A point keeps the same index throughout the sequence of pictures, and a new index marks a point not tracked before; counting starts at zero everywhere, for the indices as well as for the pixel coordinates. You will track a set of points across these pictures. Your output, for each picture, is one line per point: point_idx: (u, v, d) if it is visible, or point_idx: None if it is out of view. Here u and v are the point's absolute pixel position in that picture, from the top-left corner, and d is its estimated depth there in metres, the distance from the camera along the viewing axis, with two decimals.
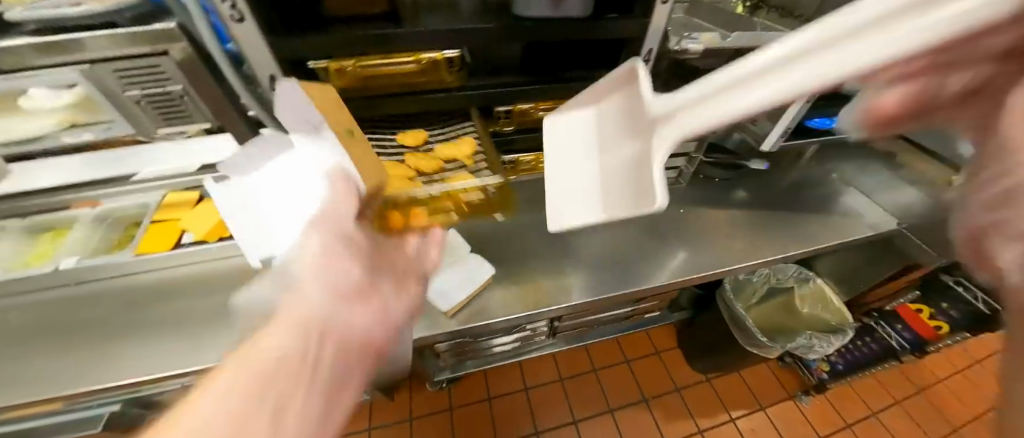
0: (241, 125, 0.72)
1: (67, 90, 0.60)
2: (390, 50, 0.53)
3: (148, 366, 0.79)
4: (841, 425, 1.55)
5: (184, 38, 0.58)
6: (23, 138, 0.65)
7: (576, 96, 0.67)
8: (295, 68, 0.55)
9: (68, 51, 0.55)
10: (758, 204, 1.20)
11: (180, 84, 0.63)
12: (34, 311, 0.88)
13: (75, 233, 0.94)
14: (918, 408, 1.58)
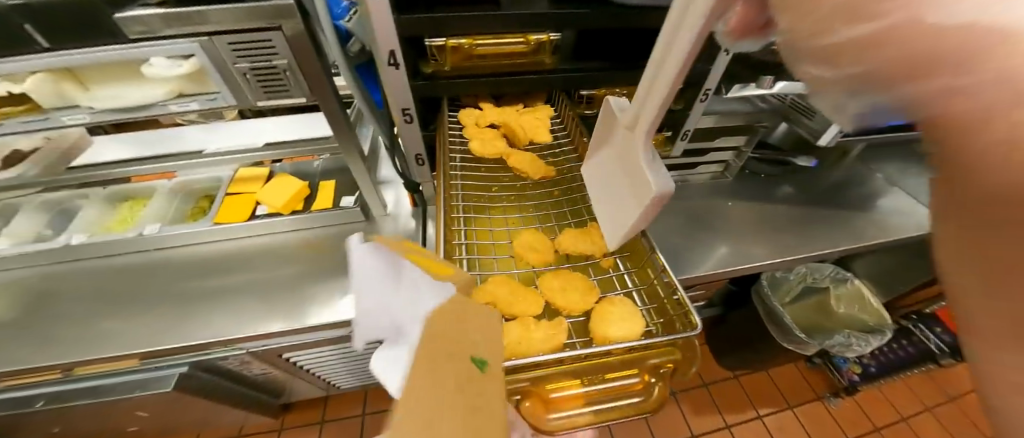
0: (334, 102, 0.77)
1: (182, 61, 0.65)
2: (503, 29, 0.56)
3: (229, 327, 0.85)
4: (873, 428, 1.54)
5: (298, 16, 0.61)
6: (134, 105, 0.69)
7: (657, 81, 0.70)
8: (409, 46, 0.58)
9: (193, 23, 0.59)
10: (803, 200, 1.21)
11: (285, 59, 0.67)
12: (116, 273, 0.93)
13: (155, 203, 1.00)
14: (948, 413, 1.59)
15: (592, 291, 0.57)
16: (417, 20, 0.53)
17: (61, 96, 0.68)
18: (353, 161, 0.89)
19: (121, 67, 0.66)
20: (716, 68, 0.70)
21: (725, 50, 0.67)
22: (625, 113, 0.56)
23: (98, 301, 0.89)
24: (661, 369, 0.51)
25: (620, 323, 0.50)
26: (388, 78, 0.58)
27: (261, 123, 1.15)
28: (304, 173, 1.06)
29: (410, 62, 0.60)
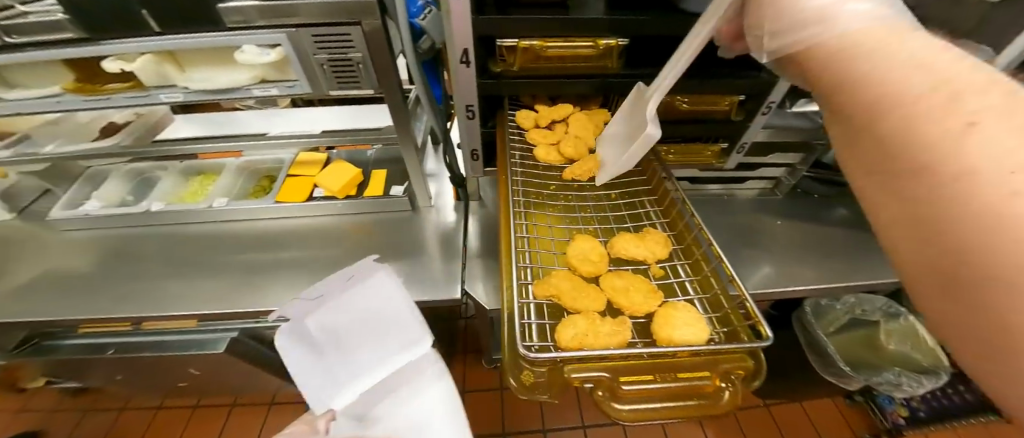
0: (398, 95, 0.81)
1: (270, 50, 0.70)
2: (574, 33, 0.58)
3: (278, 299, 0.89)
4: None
5: (377, 12, 0.65)
6: (221, 89, 0.75)
7: (718, 91, 0.69)
8: (480, 45, 0.61)
9: (284, 14, 0.65)
10: (859, 224, 1.15)
11: (360, 52, 0.71)
12: (186, 240, 1.02)
13: (222, 179, 1.08)
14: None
15: (655, 293, 0.55)
16: (493, 19, 0.55)
17: (162, 75, 0.75)
18: (407, 152, 0.93)
19: (214, 52, 0.73)
20: (783, 80, 0.68)
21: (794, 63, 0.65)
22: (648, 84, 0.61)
23: (169, 264, 0.98)
24: (734, 375, 0.44)
25: (685, 326, 0.48)
26: (458, 75, 0.61)
27: (320, 112, 1.23)
28: (358, 161, 1.12)
29: (481, 61, 0.63)
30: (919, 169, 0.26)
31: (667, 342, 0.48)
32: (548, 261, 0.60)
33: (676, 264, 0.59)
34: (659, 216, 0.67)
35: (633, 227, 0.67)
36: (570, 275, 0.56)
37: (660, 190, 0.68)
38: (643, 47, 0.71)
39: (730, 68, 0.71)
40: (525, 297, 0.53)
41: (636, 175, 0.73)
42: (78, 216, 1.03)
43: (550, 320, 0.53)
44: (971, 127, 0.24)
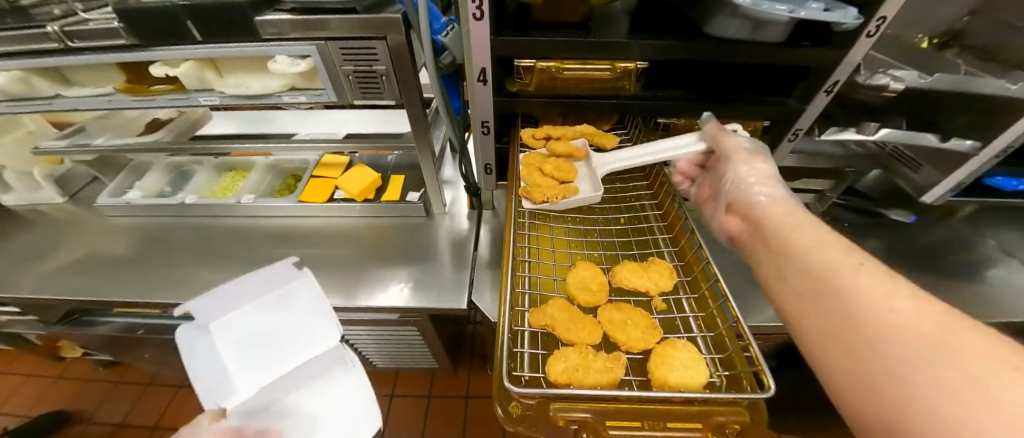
0: (418, 106, 0.84)
1: (301, 61, 0.73)
2: (592, 55, 0.58)
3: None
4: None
5: (402, 27, 0.68)
6: (254, 94, 0.80)
7: (740, 116, 0.67)
8: (499, 64, 0.62)
9: (314, 28, 0.68)
10: (892, 258, 1.08)
11: (384, 64, 0.74)
12: (213, 232, 1.08)
13: (253, 176, 1.14)
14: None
15: (656, 330, 0.53)
16: (512, 41, 0.56)
17: (202, 79, 0.80)
18: (424, 160, 0.95)
19: (251, 60, 0.77)
20: (810, 108, 0.66)
21: (823, 91, 0.63)
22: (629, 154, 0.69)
23: (200, 252, 1.04)
24: (728, 429, 0.40)
25: (682, 368, 0.46)
26: (474, 92, 0.63)
27: (345, 114, 1.27)
28: (379, 165, 1.15)
29: (498, 79, 0.64)
30: (831, 279, 0.39)
31: (662, 384, 0.46)
32: (548, 287, 0.60)
33: (681, 297, 0.57)
34: (668, 243, 0.64)
35: (640, 254, 0.65)
36: (566, 306, 0.55)
37: (670, 215, 0.65)
38: (664, 70, 0.70)
39: (755, 93, 0.69)
40: (520, 323, 0.52)
41: (648, 199, 0.72)
42: (121, 203, 1.11)
43: (543, 350, 0.53)
44: (863, 266, 0.39)
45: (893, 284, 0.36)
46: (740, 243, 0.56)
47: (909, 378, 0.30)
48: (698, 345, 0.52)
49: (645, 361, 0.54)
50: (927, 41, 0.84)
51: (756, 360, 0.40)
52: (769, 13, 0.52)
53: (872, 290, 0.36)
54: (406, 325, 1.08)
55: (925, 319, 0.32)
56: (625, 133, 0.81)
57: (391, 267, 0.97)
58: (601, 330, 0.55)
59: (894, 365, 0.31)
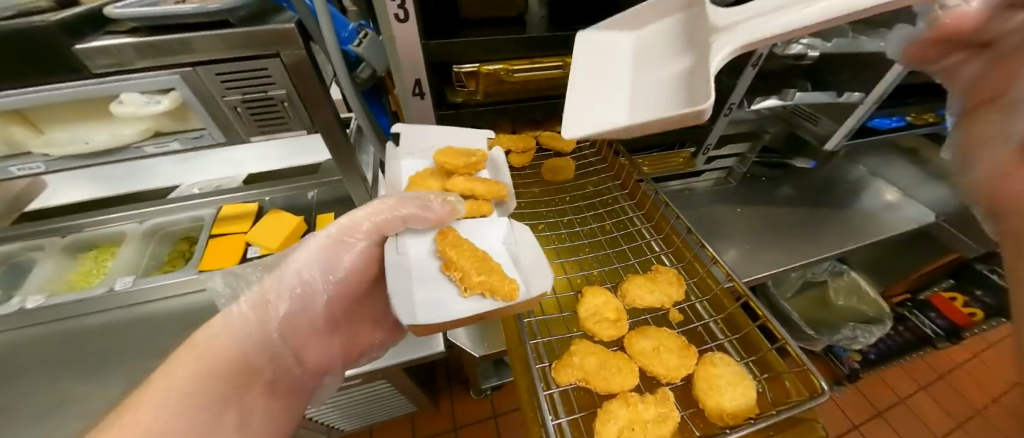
0: (339, 134, 0.69)
1: (161, 96, 0.56)
2: (536, 53, 0.53)
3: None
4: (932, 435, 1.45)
5: (300, 40, 0.54)
6: (99, 149, 0.59)
7: None
8: (435, 72, 0.54)
9: (173, 52, 0.51)
10: (805, 199, 1.22)
11: (283, 88, 0.59)
12: (51, 339, 0.76)
13: (125, 250, 0.88)
14: (960, 380, 1.60)
15: (689, 350, 0.52)
16: (449, 44, 0.48)
17: (7, 140, 0.57)
18: (354, 188, 0.80)
19: (81, 105, 0.56)
20: (741, 83, 0.68)
21: (751, 65, 0.65)
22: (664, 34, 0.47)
23: (31, 377, 0.70)
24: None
25: (730, 387, 0.46)
26: (411, 107, 0.55)
27: (242, 151, 1.05)
28: (300, 207, 0.97)
29: (438, 92, 0.57)
30: None
31: (721, 412, 0.45)
32: (560, 330, 0.56)
33: (695, 303, 0.56)
34: (662, 246, 0.63)
35: (639, 264, 0.62)
36: (593, 349, 0.52)
37: (654, 214, 0.63)
38: None
39: None
40: (548, 388, 0.47)
41: (625, 198, 0.68)
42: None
43: (582, 413, 0.48)
44: None
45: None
46: None
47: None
48: (728, 351, 0.52)
49: (687, 387, 0.52)
50: None
51: (800, 363, 0.41)
52: None
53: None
54: (373, 382, 0.92)
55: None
56: None
57: None
58: (636, 367, 0.52)
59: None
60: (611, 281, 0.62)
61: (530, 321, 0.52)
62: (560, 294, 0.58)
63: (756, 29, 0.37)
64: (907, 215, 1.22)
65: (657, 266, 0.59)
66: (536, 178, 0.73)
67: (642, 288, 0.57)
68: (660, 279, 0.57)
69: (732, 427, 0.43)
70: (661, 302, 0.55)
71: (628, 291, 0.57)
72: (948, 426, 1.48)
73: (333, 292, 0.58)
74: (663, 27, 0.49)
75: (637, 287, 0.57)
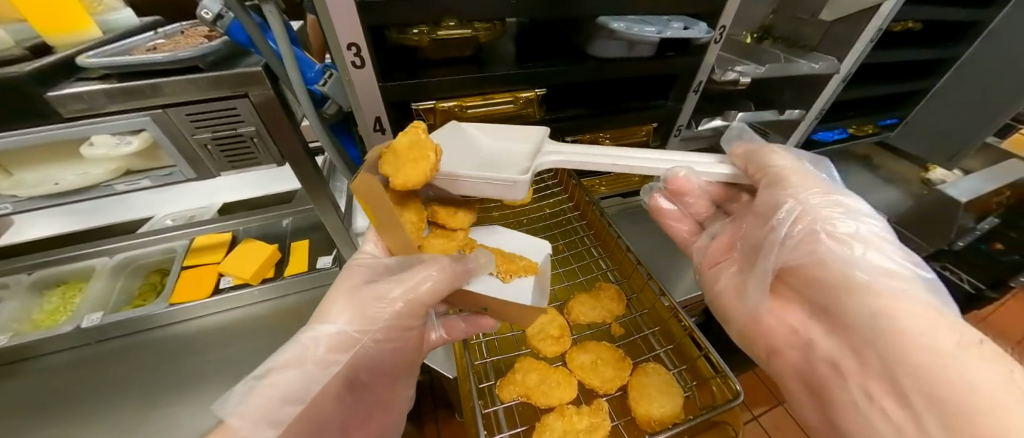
0: (307, 164, 0.72)
1: (132, 137, 0.58)
2: (490, 88, 0.57)
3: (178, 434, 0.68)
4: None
5: (268, 81, 0.57)
6: (68, 190, 0.60)
7: (635, 124, 0.74)
8: (395, 109, 0.57)
9: (144, 96, 0.54)
10: None
11: (253, 125, 0.62)
12: (18, 381, 0.75)
13: (94, 286, 0.87)
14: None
15: (624, 363, 0.54)
16: (404, 85, 0.52)
17: None
18: (326, 215, 0.82)
19: (50, 148, 0.57)
20: (685, 106, 0.74)
21: (692, 90, 0.72)
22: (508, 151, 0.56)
23: None
24: None
25: (659, 395, 0.49)
26: (374, 143, 0.58)
27: (217, 181, 1.06)
28: (277, 235, 1.00)
29: (398, 126, 0.59)
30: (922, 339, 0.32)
31: (648, 419, 0.48)
32: (508, 349, 0.59)
33: (635, 316, 0.59)
34: (609, 263, 0.67)
35: (586, 281, 0.66)
36: (535, 365, 0.54)
37: (601, 234, 0.68)
38: (565, 91, 0.74)
39: (640, 100, 0.76)
40: (491, 405, 0.50)
41: (576, 220, 0.73)
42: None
43: (523, 426, 0.50)
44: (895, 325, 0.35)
45: (958, 326, 0.33)
46: (838, 327, 0.40)
47: (973, 416, 0.27)
48: (663, 361, 0.55)
49: (624, 396, 0.54)
50: (750, 36, 1.05)
51: (720, 369, 0.46)
52: (641, 34, 0.58)
53: (925, 328, 0.33)
54: None
55: (990, 364, 0.29)
56: None
57: None
58: (575, 380, 0.53)
59: (974, 426, 0.26)
60: (559, 299, 0.65)
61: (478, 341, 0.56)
62: None
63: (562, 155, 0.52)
64: None
65: (601, 283, 0.63)
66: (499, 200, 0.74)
67: (582, 303, 0.60)
68: (601, 294, 0.61)
69: (657, 432, 0.46)
70: (604, 318, 0.59)
71: (573, 311, 0.60)
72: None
73: (375, 360, 0.46)
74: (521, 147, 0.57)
75: (579, 301, 0.61)
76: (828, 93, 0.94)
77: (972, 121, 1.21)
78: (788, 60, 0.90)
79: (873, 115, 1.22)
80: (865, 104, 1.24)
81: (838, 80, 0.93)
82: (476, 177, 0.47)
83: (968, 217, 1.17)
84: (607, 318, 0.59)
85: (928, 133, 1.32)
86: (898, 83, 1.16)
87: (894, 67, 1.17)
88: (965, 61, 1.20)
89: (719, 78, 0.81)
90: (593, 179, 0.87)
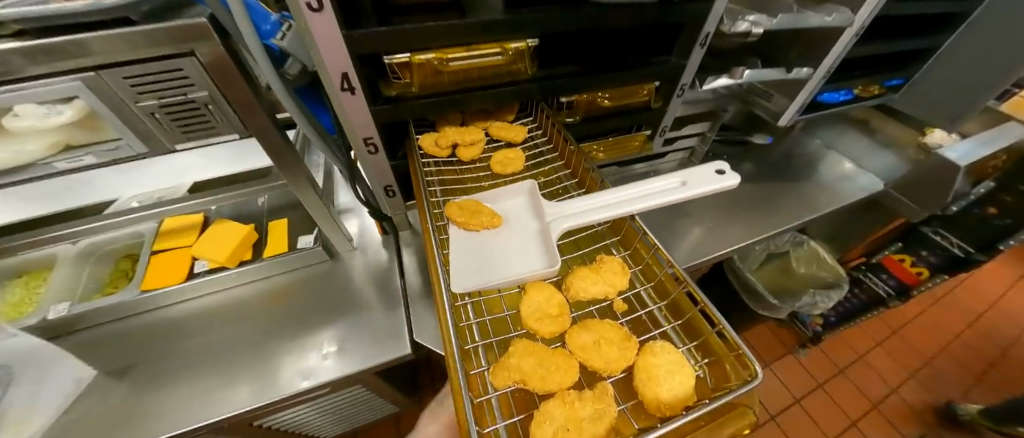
0: (275, 132, 0.65)
1: (64, 106, 0.50)
2: (475, 38, 0.50)
3: (175, 421, 0.68)
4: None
5: (216, 35, 0.49)
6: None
7: (637, 82, 0.68)
8: (365, 64, 0.50)
9: (69, 55, 0.45)
10: (758, 175, 1.33)
11: (206, 90, 0.55)
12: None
13: (57, 275, 0.82)
14: (896, 347, 1.81)
15: (630, 342, 0.49)
16: (375, 34, 0.44)
17: None
18: (303, 190, 0.77)
19: None
20: (691, 61, 0.68)
21: (699, 44, 0.66)
22: (532, 197, 0.59)
23: None
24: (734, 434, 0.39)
25: (668, 377, 0.44)
26: (343, 105, 0.51)
27: (185, 158, 0.98)
28: (256, 214, 0.96)
29: (370, 84, 0.52)
30: None
31: (657, 403, 0.43)
32: (502, 330, 0.53)
33: (640, 290, 0.55)
34: (611, 234, 0.63)
35: (586, 255, 0.62)
36: (532, 346, 0.49)
37: (587, 182, 0.60)
38: (561, 43, 0.67)
39: (642, 56, 0.69)
40: (484, 393, 0.44)
41: (569, 180, 0.64)
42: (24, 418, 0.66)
43: (520, 415, 0.46)
44: None
45: None
46: None
47: None
48: (670, 338, 0.50)
49: (628, 377, 0.50)
50: None
51: (735, 346, 0.41)
52: None
53: None
54: (347, 388, 0.93)
55: None
56: (533, 122, 0.74)
57: (305, 331, 0.81)
58: (576, 363, 0.49)
59: None
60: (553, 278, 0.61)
61: (469, 324, 0.49)
62: (504, 292, 0.57)
63: (576, 218, 0.53)
64: (842, 190, 1.32)
65: (602, 256, 0.58)
66: (489, 170, 0.67)
67: (580, 275, 0.56)
68: (602, 266, 0.56)
69: (667, 418, 0.41)
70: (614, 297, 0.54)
71: (572, 288, 0.55)
72: (881, 391, 1.66)
73: None
74: (519, 199, 0.60)
75: (575, 277, 0.56)
76: (839, 49, 0.86)
77: (972, 85, 1.12)
78: (800, 11, 0.82)
79: (880, 75, 1.16)
80: (871, 62, 1.18)
81: (851, 35, 0.84)
82: (513, 277, 0.49)
83: (964, 182, 1.14)
84: (612, 295, 0.53)
85: (930, 100, 1.23)
86: (912, 37, 1.09)
87: (906, 20, 1.10)
88: (978, 16, 1.07)
89: (724, 30, 0.74)
90: (589, 144, 0.82)
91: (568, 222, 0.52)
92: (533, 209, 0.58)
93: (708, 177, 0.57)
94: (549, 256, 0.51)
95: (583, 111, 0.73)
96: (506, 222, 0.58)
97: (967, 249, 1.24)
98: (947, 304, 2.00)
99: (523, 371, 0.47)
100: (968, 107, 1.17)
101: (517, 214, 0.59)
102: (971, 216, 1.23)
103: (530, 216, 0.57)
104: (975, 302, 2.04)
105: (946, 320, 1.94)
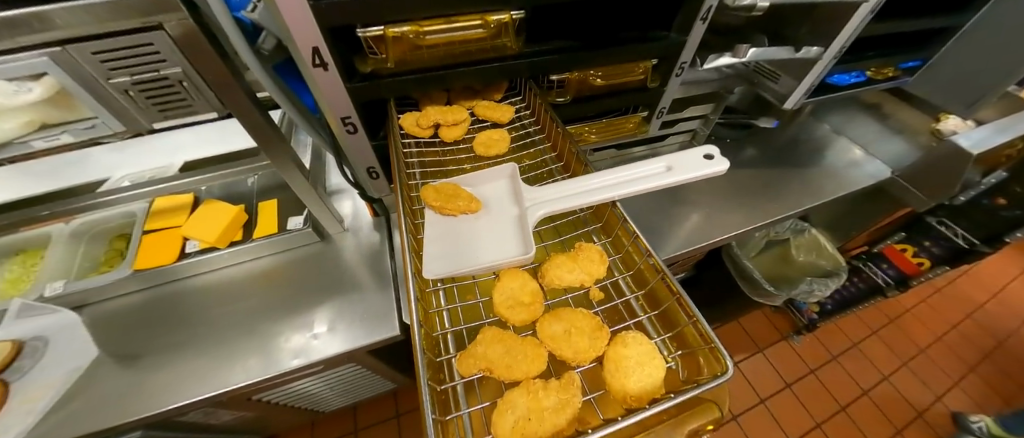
0: (255, 110, 0.64)
1: (34, 83, 0.48)
2: (453, 10, 0.47)
3: (172, 395, 0.70)
4: (812, 423, 1.55)
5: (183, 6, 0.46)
6: None
7: (633, 60, 0.64)
8: (337, 37, 0.48)
9: (34, 30, 0.41)
10: (761, 159, 1.29)
11: (178, 65, 0.53)
12: None
13: (52, 253, 0.84)
14: (892, 334, 1.80)
15: (601, 332, 0.48)
16: (344, 5, 0.41)
17: None
18: (288, 170, 0.75)
19: None
20: (691, 38, 0.64)
21: (700, 19, 0.61)
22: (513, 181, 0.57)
23: None
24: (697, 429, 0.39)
25: (636, 368, 0.43)
26: (317, 82, 0.49)
27: (176, 137, 0.97)
28: (246, 195, 0.95)
29: (343, 59, 0.50)
30: None
31: (624, 395, 0.43)
32: (472, 318, 0.54)
33: (618, 279, 0.55)
34: (593, 220, 0.62)
35: (566, 241, 0.61)
36: (500, 336, 0.49)
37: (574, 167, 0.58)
38: (552, 17, 0.64)
39: (639, 31, 0.65)
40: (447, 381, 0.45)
41: (554, 162, 0.63)
42: (36, 390, 0.67)
43: (485, 402, 0.46)
44: None
45: None
46: None
47: None
48: (645, 329, 0.50)
49: (596, 366, 0.50)
50: None
51: (707, 338, 0.40)
52: None
53: None
54: (342, 366, 0.95)
55: None
56: (520, 102, 0.71)
57: (296, 311, 0.82)
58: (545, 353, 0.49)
59: None
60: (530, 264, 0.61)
61: (439, 311, 0.49)
62: (477, 279, 0.56)
63: (557, 202, 0.51)
64: (849, 177, 1.29)
65: (582, 243, 0.56)
66: (473, 152, 0.65)
67: (555, 263, 0.55)
68: (579, 253, 0.54)
69: (631, 409, 0.41)
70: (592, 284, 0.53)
71: (548, 275, 0.54)
72: (874, 379, 1.66)
73: None
74: (499, 182, 0.59)
75: (551, 265, 0.55)
76: (853, 26, 0.80)
77: (994, 68, 1.05)
78: None
79: (898, 54, 1.10)
80: (890, 40, 1.11)
81: (866, 10, 0.78)
82: (487, 262, 0.48)
83: (976, 171, 1.10)
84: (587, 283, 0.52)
85: (949, 82, 1.16)
86: (937, 13, 1.02)
87: None
88: None
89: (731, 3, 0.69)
90: (581, 126, 0.79)
91: (549, 207, 0.51)
92: (512, 193, 0.57)
93: (698, 163, 0.55)
94: (525, 242, 0.50)
95: (574, 91, 0.70)
96: (484, 206, 0.57)
97: (972, 240, 1.22)
98: (949, 292, 1.99)
99: (489, 356, 0.47)
100: (989, 90, 1.10)
101: (497, 198, 0.57)
102: (979, 207, 1.21)
103: (509, 200, 0.56)
104: (977, 291, 2.02)
105: (947, 309, 1.93)
